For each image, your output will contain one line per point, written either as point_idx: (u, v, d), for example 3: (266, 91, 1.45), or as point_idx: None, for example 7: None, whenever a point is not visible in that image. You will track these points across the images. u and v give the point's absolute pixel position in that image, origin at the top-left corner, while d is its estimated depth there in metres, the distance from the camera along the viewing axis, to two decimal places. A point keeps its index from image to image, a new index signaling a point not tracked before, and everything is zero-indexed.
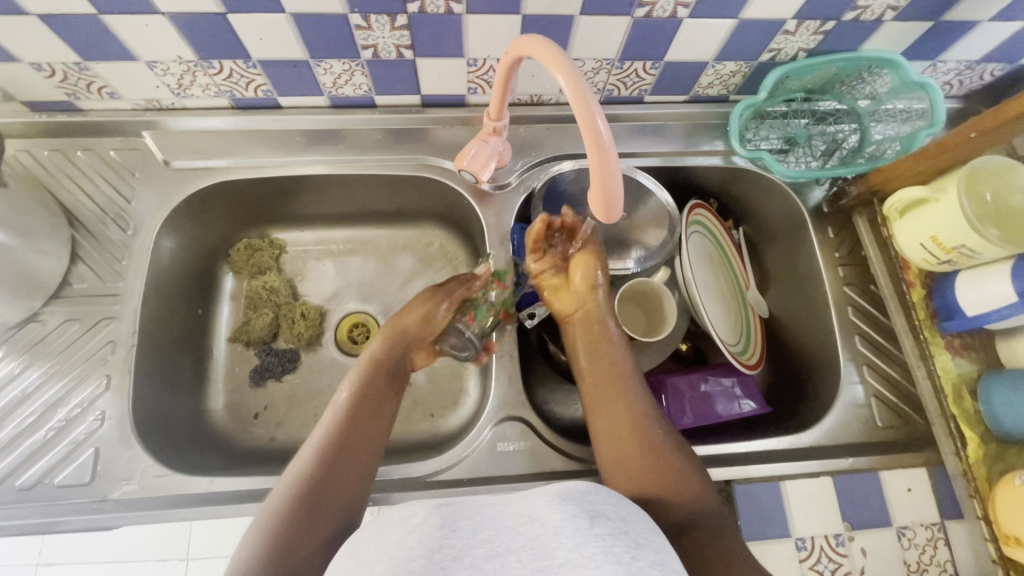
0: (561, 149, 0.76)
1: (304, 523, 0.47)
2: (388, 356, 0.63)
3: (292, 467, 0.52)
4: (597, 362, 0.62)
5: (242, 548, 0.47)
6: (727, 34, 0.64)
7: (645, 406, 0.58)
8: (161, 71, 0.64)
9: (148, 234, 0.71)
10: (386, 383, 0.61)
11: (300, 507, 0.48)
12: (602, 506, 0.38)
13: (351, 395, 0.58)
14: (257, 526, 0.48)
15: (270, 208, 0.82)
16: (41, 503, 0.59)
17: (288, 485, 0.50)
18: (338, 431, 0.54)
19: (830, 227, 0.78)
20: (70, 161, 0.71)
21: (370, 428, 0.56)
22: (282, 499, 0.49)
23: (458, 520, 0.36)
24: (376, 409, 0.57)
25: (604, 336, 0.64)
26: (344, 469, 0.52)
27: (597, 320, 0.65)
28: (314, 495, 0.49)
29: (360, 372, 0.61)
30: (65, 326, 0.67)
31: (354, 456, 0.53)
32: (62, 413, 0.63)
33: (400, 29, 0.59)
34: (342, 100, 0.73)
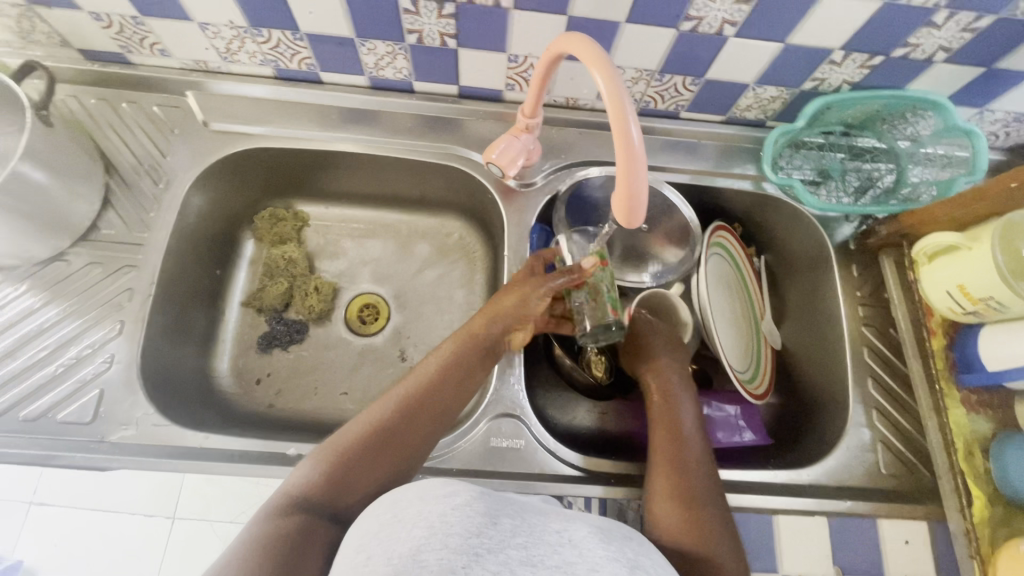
0: (590, 156, 0.76)
1: (368, 462, 0.53)
2: (490, 332, 0.64)
3: (375, 403, 0.57)
4: (662, 421, 0.62)
5: (315, 457, 0.53)
6: (771, 58, 0.63)
7: (706, 479, 0.57)
8: (212, 33, 0.66)
9: (178, 190, 0.72)
10: (479, 361, 0.63)
11: (372, 448, 0.53)
12: (641, 558, 0.43)
13: (441, 366, 0.61)
14: (329, 447, 0.53)
15: (298, 181, 0.83)
16: (42, 436, 0.60)
17: (369, 421, 0.55)
18: (419, 396, 0.58)
19: (855, 265, 0.76)
20: (114, 111, 0.73)
21: (445, 402, 0.59)
22: (359, 430, 0.55)
23: (502, 517, 0.41)
24: (461, 383, 0.60)
25: (668, 398, 0.64)
26: (417, 428, 0.56)
27: (671, 387, 0.64)
28: (361, 467, 0.52)
29: (457, 345, 0.63)
30: (88, 269, 0.68)
31: (431, 423, 0.58)
32: (74, 350, 0.64)
33: (446, 17, 0.60)
34: (381, 82, 0.74)
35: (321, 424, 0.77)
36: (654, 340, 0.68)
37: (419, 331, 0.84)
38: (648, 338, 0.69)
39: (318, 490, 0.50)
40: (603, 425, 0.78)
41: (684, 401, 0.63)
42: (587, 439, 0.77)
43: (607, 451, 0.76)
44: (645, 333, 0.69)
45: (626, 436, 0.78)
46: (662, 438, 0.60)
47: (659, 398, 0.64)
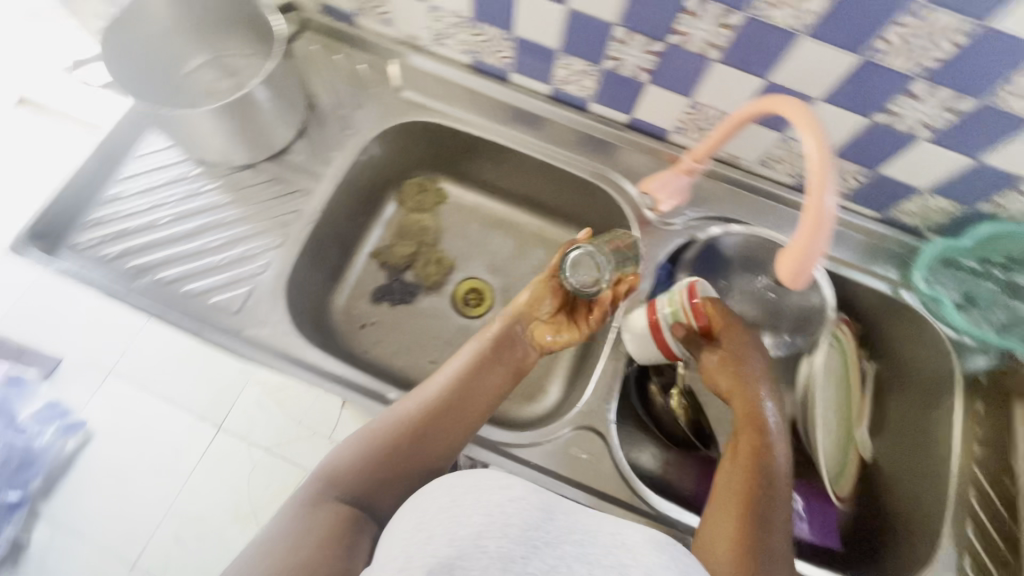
0: (732, 214, 0.78)
1: (397, 460, 0.59)
2: (508, 336, 0.69)
3: (391, 408, 0.63)
4: (748, 457, 0.59)
5: (354, 447, 0.60)
6: (956, 171, 0.63)
7: (779, 536, 0.56)
8: (437, 16, 0.73)
9: (359, 140, 0.80)
10: (507, 369, 0.68)
11: (400, 448, 0.60)
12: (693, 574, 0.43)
13: (461, 370, 0.66)
14: (363, 445, 0.60)
15: (452, 160, 0.90)
16: (196, 312, 0.68)
17: (398, 422, 0.61)
18: (440, 397, 0.63)
19: (981, 400, 0.72)
20: (328, 59, 0.82)
21: (472, 401, 0.64)
22: (389, 429, 0.61)
23: (554, 516, 0.42)
24: (474, 386, 0.65)
25: (761, 432, 0.61)
26: (445, 431, 0.62)
27: (761, 422, 0.62)
28: (386, 469, 0.59)
29: (479, 351, 0.67)
30: (269, 184, 0.76)
31: (451, 427, 0.62)
32: (239, 249, 0.72)
33: (651, 53, 0.64)
34: (560, 95, 0.79)
35: (406, 382, 0.83)
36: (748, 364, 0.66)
37: None
38: (739, 355, 0.66)
39: (354, 485, 0.58)
40: (665, 473, 0.75)
41: (778, 449, 0.61)
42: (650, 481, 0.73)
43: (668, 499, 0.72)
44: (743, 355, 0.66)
45: (687, 493, 0.74)
46: (743, 474, 0.58)
47: (750, 429, 0.61)
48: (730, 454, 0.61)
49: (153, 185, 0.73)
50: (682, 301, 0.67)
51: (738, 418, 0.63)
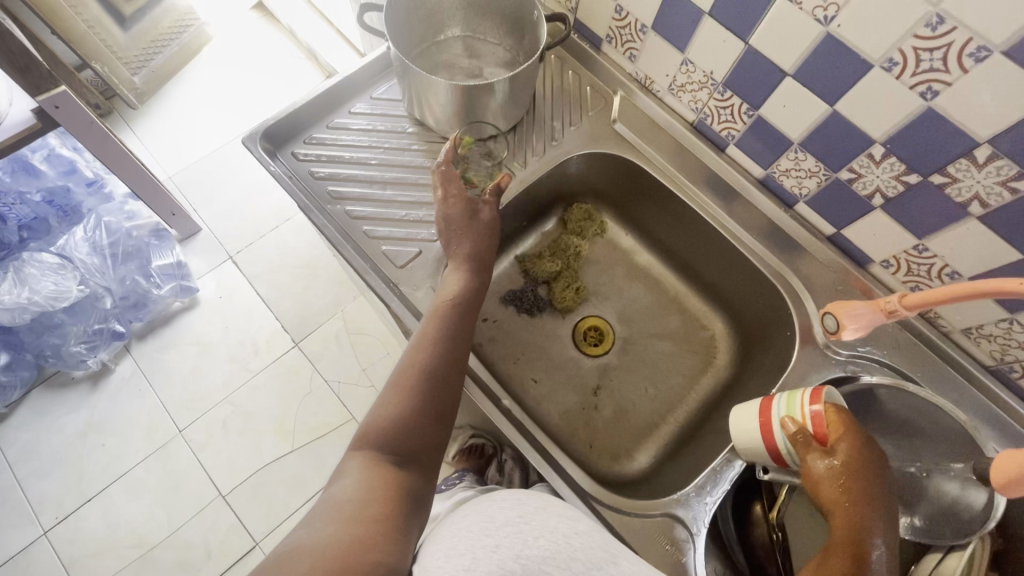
0: (911, 370, 0.71)
1: (420, 403, 0.56)
2: (473, 259, 0.68)
3: (400, 361, 0.59)
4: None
5: (389, 395, 0.57)
6: None
7: None
8: (686, 69, 0.74)
9: (560, 154, 0.82)
10: (464, 272, 0.67)
11: (415, 389, 0.57)
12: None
13: (453, 297, 0.64)
14: (389, 392, 0.57)
15: (627, 201, 0.90)
16: (369, 254, 0.72)
17: (410, 361, 0.59)
18: (440, 321, 0.62)
19: None
20: (559, 71, 0.85)
21: (462, 322, 0.63)
22: (408, 369, 0.58)
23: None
24: (463, 313, 0.63)
25: (865, 555, 0.52)
26: (452, 359, 0.60)
27: (870, 518, 0.54)
28: (415, 417, 0.56)
29: (466, 278, 0.66)
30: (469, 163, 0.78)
31: (455, 355, 0.60)
32: (422, 212, 0.75)
33: (901, 182, 0.61)
34: (771, 182, 0.77)
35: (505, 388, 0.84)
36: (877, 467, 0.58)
37: (624, 381, 0.87)
38: (860, 465, 0.57)
39: (391, 440, 0.54)
40: None
41: (879, 575, 0.51)
42: None
43: None
44: (868, 455, 0.58)
45: None
46: None
47: (849, 550, 0.52)
48: (820, 570, 0.53)
49: (372, 127, 0.79)
50: (801, 406, 0.61)
51: (835, 536, 0.54)
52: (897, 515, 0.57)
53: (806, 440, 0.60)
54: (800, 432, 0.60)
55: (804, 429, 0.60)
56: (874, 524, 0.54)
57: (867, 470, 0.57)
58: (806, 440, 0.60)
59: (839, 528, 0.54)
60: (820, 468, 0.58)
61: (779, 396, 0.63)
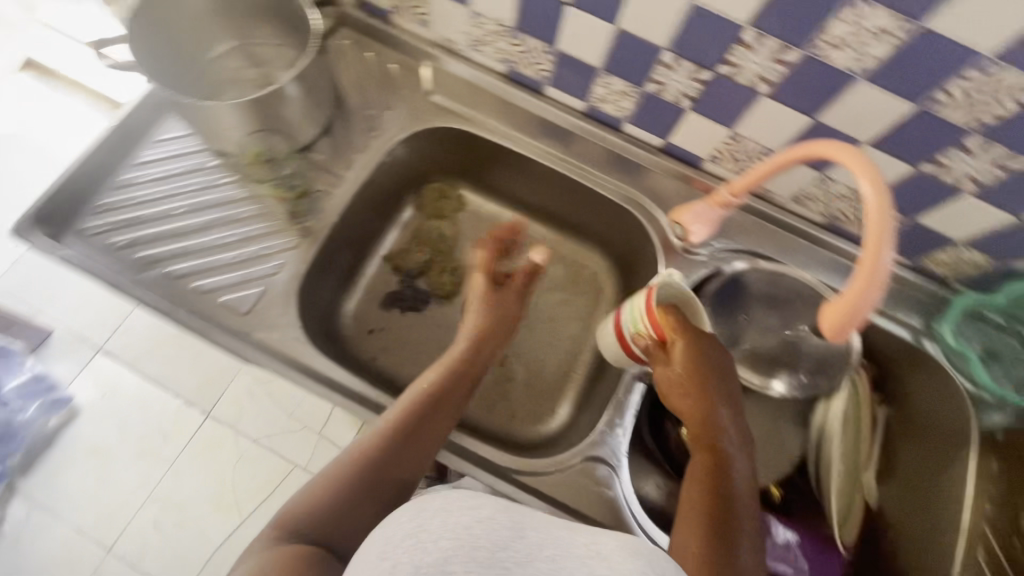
0: (761, 247, 0.76)
1: (353, 496, 0.58)
2: (450, 385, 0.66)
3: (351, 444, 0.61)
4: (704, 465, 0.58)
5: (313, 482, 0.58)
6: (996, 227, 0.62)
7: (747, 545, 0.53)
8: (476, 22, 0.71)
9: (385, 142, 0.77)
10: (461, 400, 0.66)
11: (357, 469, 0.59)
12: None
13: (432, 393, 0.64)
14: (326, 470, 0.59)
15: (474, 168, 0.88)
16: (206, 312, 0.65)
17: (359, 444, 0.61)
18: (417, 431, 0.62)
19: (998, 458, 0.71)
20: (357, 54, 0.79)
21: (439, 431, 0.63)
22: (340, 465, 0.59)
23: (528, 531, 0.38)
24: (444, 411, 0.64)
25: (716, 437, 0.59)
26: (412, 457, 0.61)
27: (721, 447, 0.58)
28: (355, 504, 0.57)
29: (445, 372, 0.67)
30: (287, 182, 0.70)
31: (414, 452, 0.61)
32: (253, 248, 0.69)
33: (697, 81, 0.63)
34: (595, 112, 0.77)
35: None
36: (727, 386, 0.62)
37: (526, 343, 0.87)
38: (697, 362, 0.61)
39: (321, 526, 0.56)
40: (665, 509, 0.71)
41: (733, 449, 0.59)
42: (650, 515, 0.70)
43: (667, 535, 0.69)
44: (716, 375, 0.61)
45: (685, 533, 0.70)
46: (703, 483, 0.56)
47: (703, 440, 0.59)
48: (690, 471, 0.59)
49: (166, 173, 0.70)
50: (643, 320, 0.64)
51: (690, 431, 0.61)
52: (738, 394, 0.63)
53: (649, 345, 0.64)
54: (642, 340, 0.65)
55: (644, 337, 0.64)
56: (717, 410, 0.60)
57: (700, 355, 0.61)
58: (650, 344, 0.64)
59: (692, 424, 0.61)
60: (663, 373, 0.62)
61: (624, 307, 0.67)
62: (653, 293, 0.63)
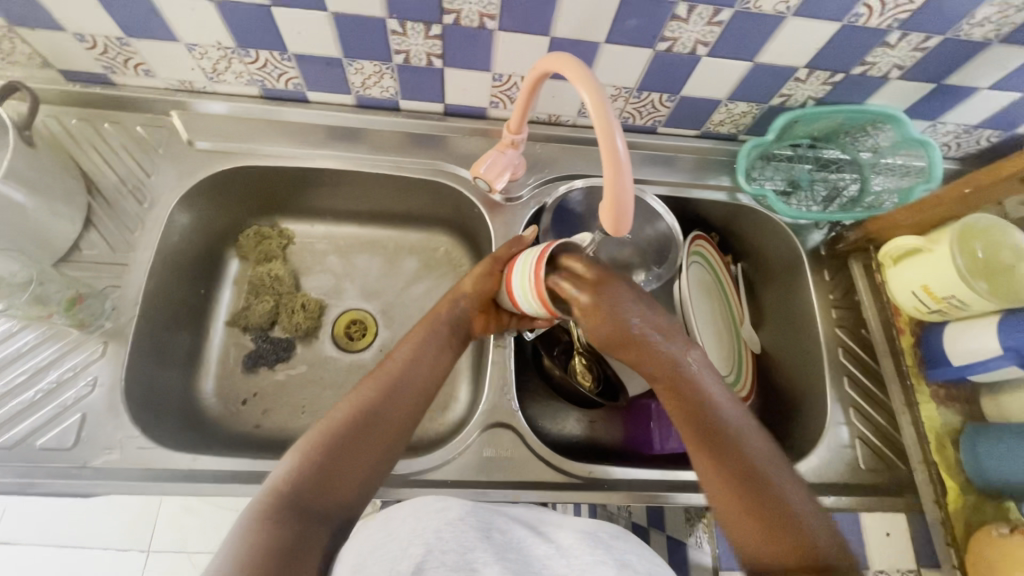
0: (574, 169, 0.79)
1: (349, 455, 0.52)
2: (433, 339, 0.63)
3: (327, 414, 0.55)
4: (687, 412, 0.55)
5: (299, 449, 0.52)
6: (741, 75, 0.67)
7: (766, 454, 0.53)
8: (199, 54, 0.66)
9: (163, 210, 0.72)
10: (446, 342, 0.63)
11: (345, 439, 0.53)
12: (628, 555, 0.43)
13: (419, 344, 0.62)
14: (296, 448, 0.52)
15: (282, 199, 0.83)
16: (21, 464, 0.58)
17: (331, 415, 0.55)
18: (389, 376, 0.58)
19: (826, 269, 0.80)
20: (96, 131, 0.72)
21: (423, 379, 0.59)
22: (332, 424, 0.53)
23: (491, 530, 0.42)
24: (436, 356, 0.62)
25: (677, 374, 0.57)
26: (394, 412, 0.56)
27: (700, 404, 0.55)
28: (340, 467, 0.51)
29: (433, 325, 0.64)
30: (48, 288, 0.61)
31: (406, 406, 0.57)
32: (53, 375, 0.63)
33: (433, 38, 0.62)
34: (367, 101, 0.75)
35: None
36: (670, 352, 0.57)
37: None
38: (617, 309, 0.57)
39: (305, 493, 0.49)
40: (593, 433, 0.80)
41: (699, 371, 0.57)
42: (577, 448, 0.78)
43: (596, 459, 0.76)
44: (636, 346, 0.57)
45: (614, 446, 0.79)
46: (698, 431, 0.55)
47: (670, 390, 0.57)
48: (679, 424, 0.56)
49: None
50: (534, 281, 0.59)
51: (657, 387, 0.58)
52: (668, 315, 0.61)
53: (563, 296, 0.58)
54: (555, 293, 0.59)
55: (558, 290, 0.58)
56: (659, 345, 0.57)
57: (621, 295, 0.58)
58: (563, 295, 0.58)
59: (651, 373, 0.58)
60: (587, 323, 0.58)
61: (518, 266, 0.62)
62: (540, 273, 0.58)
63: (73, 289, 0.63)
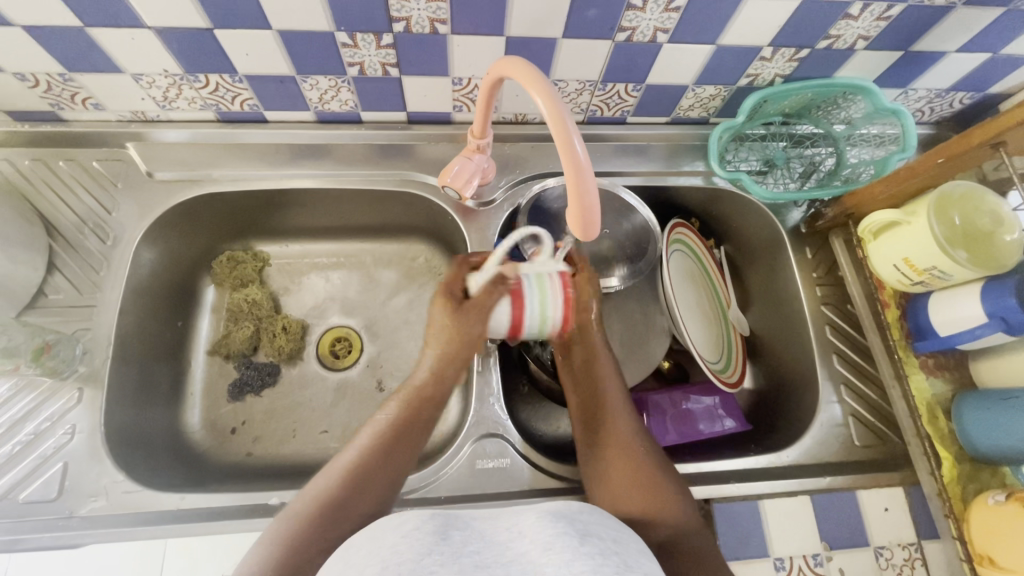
0: (545, 167, 0.77)
1: (323, 537, 0.50)
2: (421, 407, 0.60)
3: (297, 498, 0.53)
4: (584, 379, 0.66)
5: (262, 542, 0.50)
6: (705, 59, 0.66)
7: (636, 432, 0.61)
8: (147, 83, 0.64)
9: (127, 246, 0.70)
10: (428, 415, 0.60)
11: (310, 528, 0.50)
12: (590, 525, 0.39)
13: (392, 420, 0.58)
14: (264, 540, 0.50)
15: (253, 222, 0.81)
16: (6, 520, 0.58)
17: (300, 505, 0.52)
18: (372, 449, 0.56)
19: (808, 247, 0.79)
20: (51, 171, 0.70)
21: (402, 456, 0.56)
22: (299, 516, 0.51)
23: (451, 532, 0.37)
24: (413, 433, 0.58)
25: (592, 358, 0.66)
26: (371, 492, 0.53)
27: (592, 371, 0.66)
28: (305, 554, 0.48)
29: (409, 397, 0.60)
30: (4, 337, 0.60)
31: (378, 491, 0.54)
32: (31, 426, 0.62)
33: (385, 47, 0.60)
34: (328, 115, 0.73)
35: (304, 467, 0.75)
36: (598, 363, 0.66)
37: (394, 360, 0.83)
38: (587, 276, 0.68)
39: None
40: None
41: (603, 356, 0.67)
42: (574, 447, 0.77)
43: None
44: (579, 360, 0.67)
45: None
46: (586, 395, 0.65)
47: (581, 361, 0.67)
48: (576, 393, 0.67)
49: None
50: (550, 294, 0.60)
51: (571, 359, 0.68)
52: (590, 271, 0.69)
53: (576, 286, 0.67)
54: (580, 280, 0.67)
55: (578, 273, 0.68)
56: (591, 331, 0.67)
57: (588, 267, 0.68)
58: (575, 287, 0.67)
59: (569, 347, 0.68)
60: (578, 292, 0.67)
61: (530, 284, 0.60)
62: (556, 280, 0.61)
63: (38, 338, 0.62)
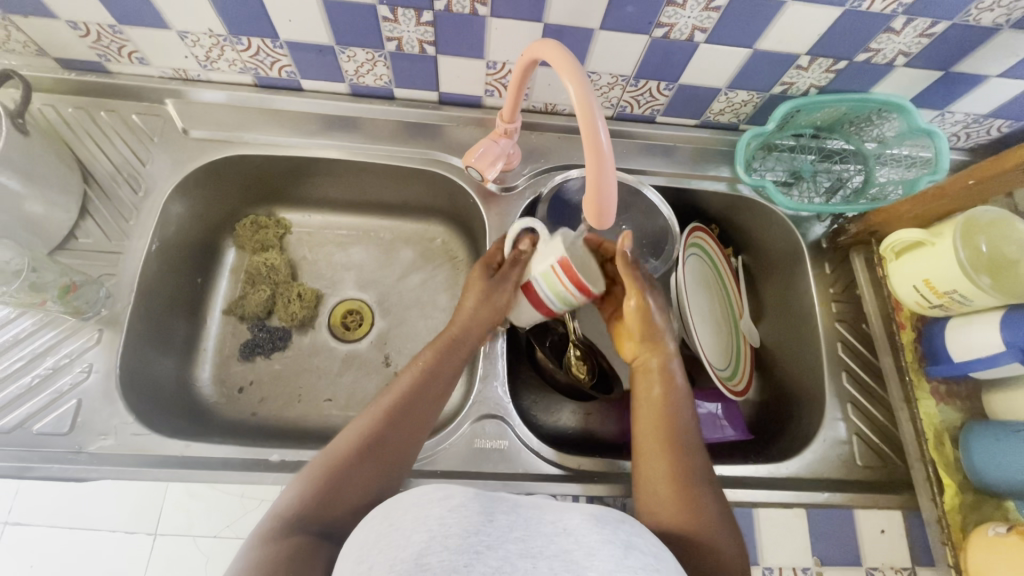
0: (569, 158, 0.78)
1: (353, 481, 0.52)
2: (439, 367, 0.62)
3: (336, 438, 0.55)
4: (656, 400, 0.61)
5: (296, 482, 0.52)
6: (741, 63, 0.65)
7: (701, 461, 0.57)
8: (192, 41, 0.66)
9: (157, 199, 0.72)
10: (453, 368, 0.63)
11: (347, 464, 0.53)
12: (635, 538, 0.37)
13: (425, 369, 0.62)
14: (300, 477, 0.52)
15: (279, 188, 0.83)
16: (20, 448, 0.60)
17: (342, 443, 0.55)
18: (396, 408, 0.58)
19: (827, 262, 0.78)
20: (92, 120, 0.73)
21: (427, 407, 0.60)
22: (338, 454, 0.53)
23: (497, 513, 0.34)
24: (441, 383, 0.62)
25: (667, 380, 0.62)
26: (401, 440, 0.56)
27: (666, 391, 0.61)
28: (343, 483, 0.52)
29: (439, 354, 0.63)
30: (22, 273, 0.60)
31: (412, 432, 0.58)
32: (51, 360, 0.64)
33: (425, 24, 0.61)
34: (362, 89, 0.75)
35: (305, 431, 0.76)
36: (674, 387, 0.62)
37: (403, 336, 0.84)
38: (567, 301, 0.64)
39: (306, 513, 0.49)
40: (588, 425, 0.79)
41: (680, 383, 0.63)
42: (572, 440, 0.77)
43: (591, 451, 0.76)
44: (649, 384, 0.63)
45: (609, 437, 0.78)
46: (655, 411, 0.60)
47: (656, 377, 0.63)
48: (646, 404, 0.62)
49: None
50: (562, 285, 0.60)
51: (645, 369, 0.64)
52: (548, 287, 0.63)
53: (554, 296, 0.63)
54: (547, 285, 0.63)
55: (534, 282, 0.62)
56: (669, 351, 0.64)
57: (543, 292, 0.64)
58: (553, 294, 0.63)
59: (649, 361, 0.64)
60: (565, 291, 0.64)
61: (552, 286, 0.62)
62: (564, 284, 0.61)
63: (67, 277, 0.63)
